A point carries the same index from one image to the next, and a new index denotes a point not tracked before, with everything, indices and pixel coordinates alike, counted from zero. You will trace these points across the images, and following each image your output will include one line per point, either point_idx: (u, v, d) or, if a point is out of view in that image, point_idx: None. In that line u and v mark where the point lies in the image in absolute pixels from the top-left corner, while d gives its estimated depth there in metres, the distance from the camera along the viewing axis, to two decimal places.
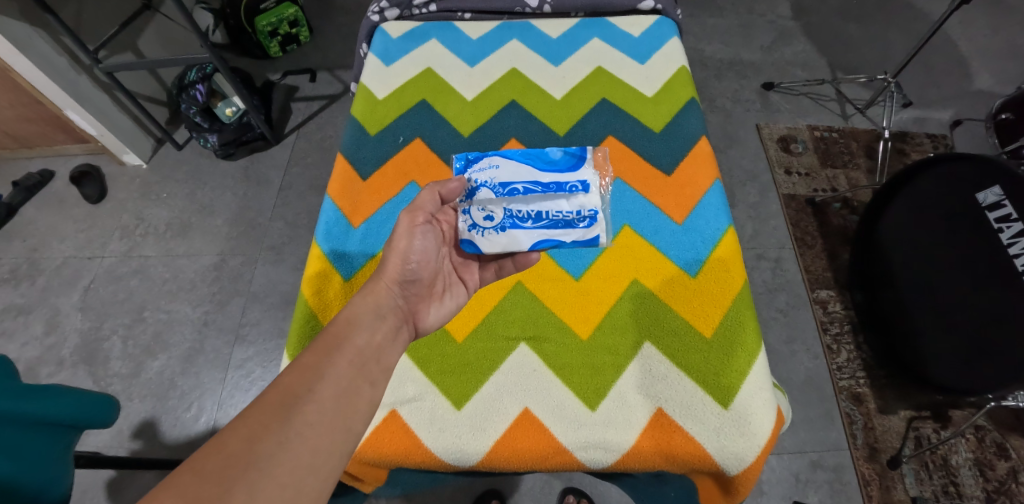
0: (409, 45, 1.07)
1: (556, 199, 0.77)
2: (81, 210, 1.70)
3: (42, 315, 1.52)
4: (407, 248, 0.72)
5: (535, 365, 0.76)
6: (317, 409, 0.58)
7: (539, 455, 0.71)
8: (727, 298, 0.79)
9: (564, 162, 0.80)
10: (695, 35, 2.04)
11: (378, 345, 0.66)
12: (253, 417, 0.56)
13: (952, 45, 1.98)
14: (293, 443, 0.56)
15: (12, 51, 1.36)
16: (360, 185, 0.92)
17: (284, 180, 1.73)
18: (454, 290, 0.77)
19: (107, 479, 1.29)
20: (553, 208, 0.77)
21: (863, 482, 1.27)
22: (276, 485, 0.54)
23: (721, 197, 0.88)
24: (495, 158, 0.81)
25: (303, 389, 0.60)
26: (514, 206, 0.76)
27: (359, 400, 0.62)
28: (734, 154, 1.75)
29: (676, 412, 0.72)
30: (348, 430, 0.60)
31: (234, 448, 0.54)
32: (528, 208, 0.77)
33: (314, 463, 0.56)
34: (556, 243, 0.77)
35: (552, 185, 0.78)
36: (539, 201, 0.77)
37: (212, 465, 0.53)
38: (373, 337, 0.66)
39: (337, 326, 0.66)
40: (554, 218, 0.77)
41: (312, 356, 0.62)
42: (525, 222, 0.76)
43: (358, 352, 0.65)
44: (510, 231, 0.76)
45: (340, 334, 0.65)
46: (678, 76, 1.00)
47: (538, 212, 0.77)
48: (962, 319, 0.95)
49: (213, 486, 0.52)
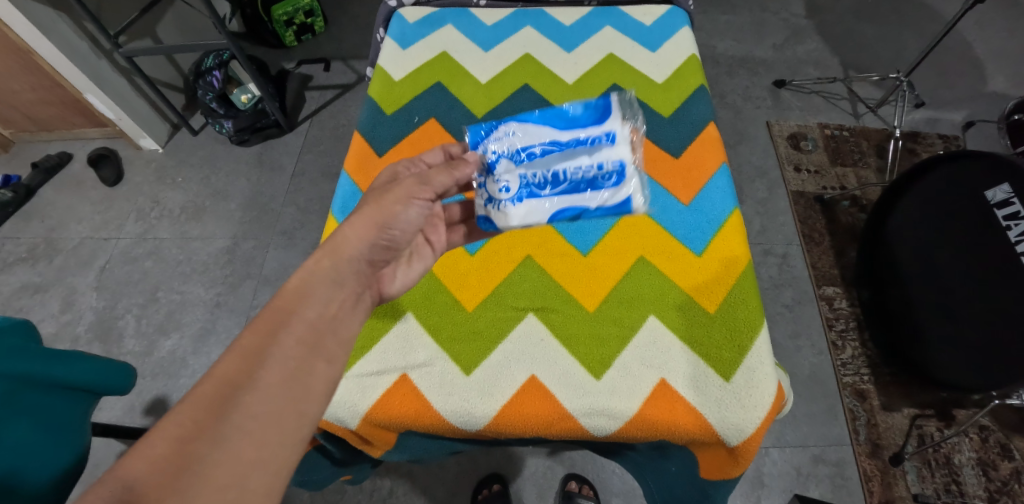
0: (426, 30, 1.09)
1: (577, 159, 0.78)
2: (98, 193, 1.74)
3: (59, 294, 1.56)
4: (394, 214, 0.71)
5: (542, 335, 0.78)
6: (260, 399, 0.56)
7: (544, 421, 0.73)
8: (730, 276, 0.80)
9: (585, 116, 0.80)
10: (707, 32, 2.05)
11: (332, 317, 0.65)
12: (184, 414, 0.53)
13: (967, 46, 1.98)
14: (232, 438, 0.53)
15: (36, 34, 1.40)
16: (376, 162, 0.94)
17: (297, 167, 1.76)
18: (421, 252, 0.78)
19: (120, 453, 1.32)
20: (572, 167, 0.78)
21: (865, 478, 1.28)
22: (216, 486, 0.51)
23: (728, 179, 0.89)
24: (510, 124, 0.81)
25: (244, 378, 0.57)
26: (531, 173, 0.78)
27: (312, 381, 0.60)
28: (743, 151, 1.75)
29: (677, 383, 0.74)
30: (301, 414, 0.58)
31: (165, 450, 0.51)
32: (546, 173, 0.78)
33: (259, 457, 0.54)
34: (579, 209, 0.78)
35: (572, 143, 0.79)
36: (559, 165, 0.78)
37: (138, 470, 0.50)
38: (326, 309, 0.65)
39: (284, 299, 0.63)
40: (574, 176, 0.78)
41: (252, 338, 0.59)
42: (544, 188, 0.78)
43: (309, 327, 0.62)
44: (528, 200, 0.78)
45: (286, 308, 0.63)
46: (689, 63, 1.02)
47: (556, 176, 0.78)
48: (966, 322, 0.95)
49: (142, 493, 0.49)
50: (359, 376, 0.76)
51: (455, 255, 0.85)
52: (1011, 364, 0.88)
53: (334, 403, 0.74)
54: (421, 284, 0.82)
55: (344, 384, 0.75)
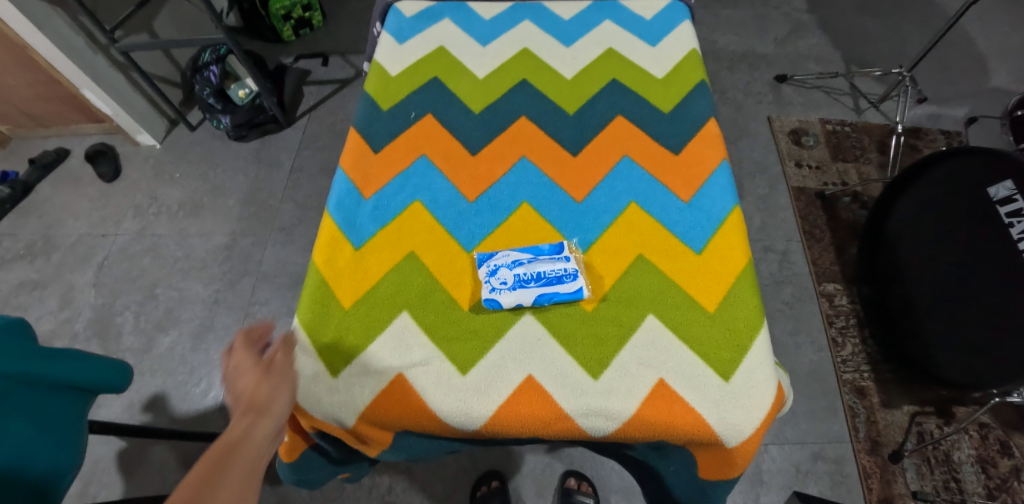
0: (423, 24, 1.07)
1: (554, 260, 0.79)
2: (95, 189, 1.73)
3: (57, 290, 1.55)
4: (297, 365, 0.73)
5: (540, 334, 0.76)
6: None
7: (541, 421, 0.72)
8: (730, 275, 0.80)
9: (561, 221, 0.85)
10: (708, 26, 2.03)
11: (265, 452, 0.63)
12: None
13: (970, 41, 1.96)
14: None
15: (31, 29, 1.39)
16: (371, 158, 0.92)
17: (295, 162, 1.75)
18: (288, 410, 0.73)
19: (119, 450, 1.32)
20: (549, 267, 0.79)
21: (864, 475, 1.27)
22: None
23: (728, 176, 0.88)
24: (491, 227, 0.85)
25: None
26: (518, 270, 0.78)
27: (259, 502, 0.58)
28: (744, 147, 1.74)
29: (677, 383, 0.72)
30: None
31: None
32: (530, 271, 0.78)
33: None
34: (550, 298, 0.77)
35: (549, 250, 0.81)
36: (539, 265, 0.79)
37: None
38: (263, 442, 0.63)
39: (226, 438, 0.60)
40: (549, 275, 0.78)
41: (197, 473, 0.56)
42: (526, 283, 0.77)
43: (250, 457, 0.60)
44: (514, 292, 0.77)
45: (229, 445, 0.60)
46: (689, 58, 1.00)
47: (536, 273, 0.78)
48: (968, 321, 0.95)
49: None
50: (353, 375, 0.73)
51: (453, 251, 0.83)
52: (1010, 363, 0.88)
53: (328, 403, 0.72)
54: (418, 281, 0.80)
55: (338, 384, 0.73)
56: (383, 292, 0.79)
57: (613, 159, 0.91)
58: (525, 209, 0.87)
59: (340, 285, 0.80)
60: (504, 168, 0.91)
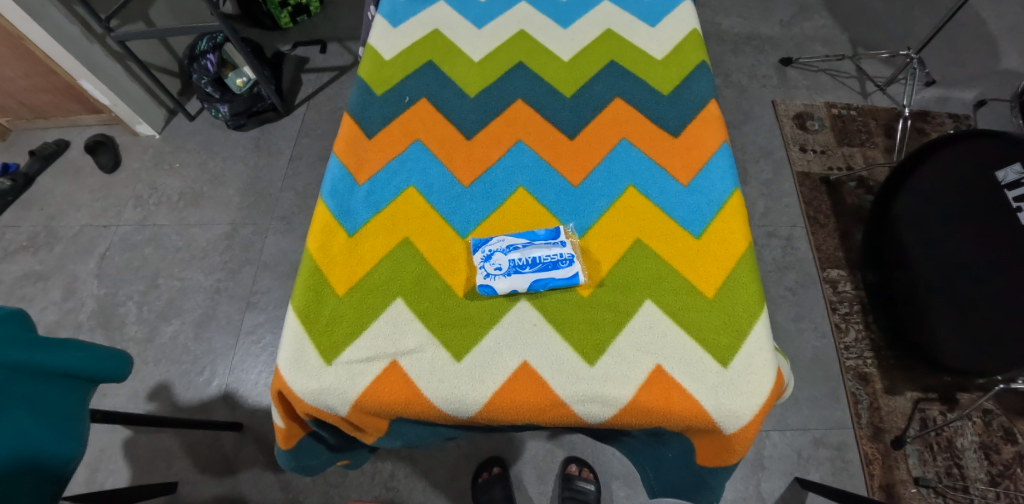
0: (417, 7, 1.05)
1: (549, 246, 0.78)
2: (96, 180, 1.73)
3: (60, 282, 1.55)
4: None
5: (535, 320, 0.75)
6: None
7: (538, 408, 0.71)
8: (730, 259, 0.78)
9: (557, 205, 0.84)
10: (712, 8, 1.99)
11: None
12: None
13: (980, 22, 1.92)
14: None
15: (25, 19, 1.37)
16: (365, 143, 0.91)
17: (295, 150, 1.74)
18: None
19: (124, 438, 1.33)
20: (545, 253, 0.77)
21: (865, 461, 1.27)
22: None
23: (729, 159, 0.86)
24: (487, 211, 0.84)
25: None
26: (514, 255, 0.77)
27: None
28: (748, 131, 1.71)
29: (675, 369, 0.72)
30: None
31: None
32: (525, 256, 0.77)
33: None
34: (544, 284, 0.76)
35: (546, 235, 0.80)
36: (535, 251, 0.78)
37: None
38: None
39: None
40: (545, 260, 0.77)
41: None
42: (522, 269, 0.76)
43: None
44: (510, 278, 0.76)
45: None
46: (690, 39, 0.98)
47: (533, 258, 0.77)
48: (973, 307, 0.93)
49: None
50: (348, 363, 0.73)
51: (448, 237, 0.82)
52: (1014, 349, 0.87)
53: (322, 390, 0.72)
54: (411, 267, 0.79)
55: (332, 371, 0.73)
56: (377, 279, 0.78)
57: (611, 142, 0.90)
58: (522, 193, 0.85)
59: (334, 271, 0.79)
60: (499, 153, 0.89)
